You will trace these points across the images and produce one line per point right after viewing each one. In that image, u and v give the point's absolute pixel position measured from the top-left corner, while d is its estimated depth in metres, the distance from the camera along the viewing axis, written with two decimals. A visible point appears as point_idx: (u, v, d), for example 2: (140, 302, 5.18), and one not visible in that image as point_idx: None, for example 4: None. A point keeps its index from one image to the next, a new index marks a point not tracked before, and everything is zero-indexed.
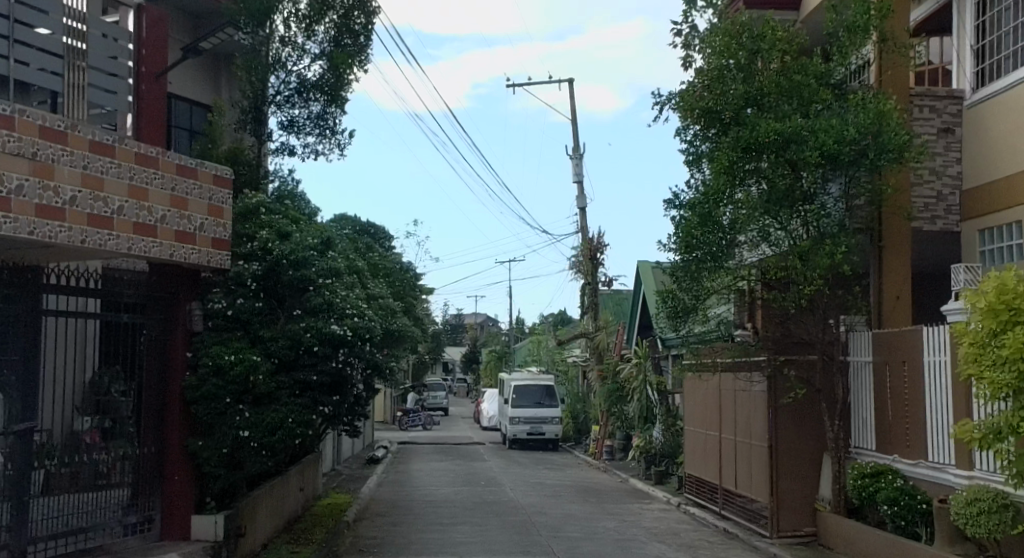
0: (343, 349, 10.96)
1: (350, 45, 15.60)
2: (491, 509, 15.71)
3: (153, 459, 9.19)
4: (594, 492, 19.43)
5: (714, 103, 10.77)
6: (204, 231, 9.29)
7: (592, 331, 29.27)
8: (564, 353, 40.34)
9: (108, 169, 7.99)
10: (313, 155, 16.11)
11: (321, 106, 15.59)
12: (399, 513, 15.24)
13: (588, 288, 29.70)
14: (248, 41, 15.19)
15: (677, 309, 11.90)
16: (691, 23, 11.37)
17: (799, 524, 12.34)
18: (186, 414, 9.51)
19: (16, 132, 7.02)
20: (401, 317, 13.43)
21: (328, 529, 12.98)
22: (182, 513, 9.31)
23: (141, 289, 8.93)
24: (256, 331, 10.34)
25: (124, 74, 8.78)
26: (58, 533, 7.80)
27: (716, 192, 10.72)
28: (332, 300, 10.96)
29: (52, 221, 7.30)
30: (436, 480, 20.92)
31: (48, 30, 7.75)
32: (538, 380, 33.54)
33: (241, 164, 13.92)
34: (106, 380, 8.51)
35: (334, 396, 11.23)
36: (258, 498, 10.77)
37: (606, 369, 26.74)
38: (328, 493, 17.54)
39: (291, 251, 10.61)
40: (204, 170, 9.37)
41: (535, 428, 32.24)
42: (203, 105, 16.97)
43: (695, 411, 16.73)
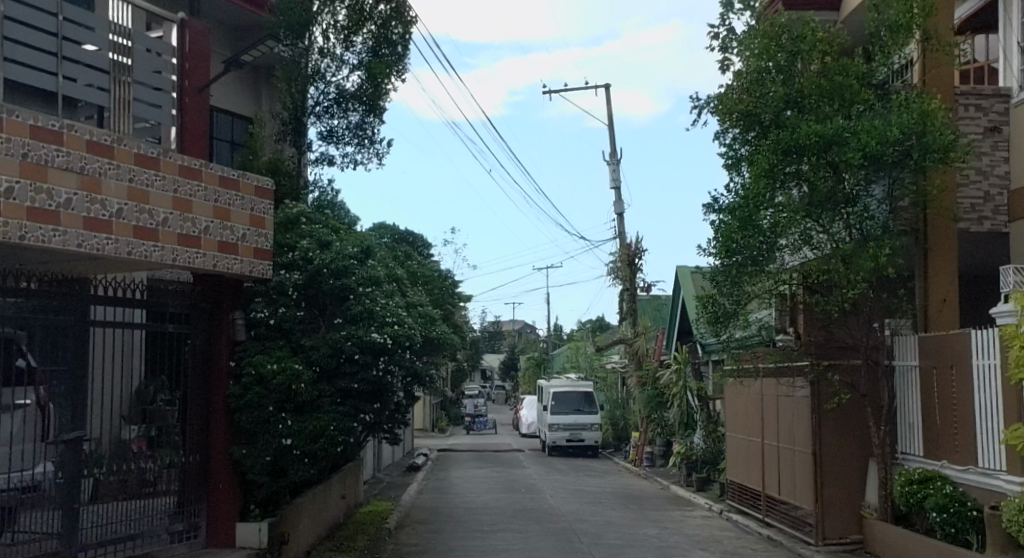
0: (383, 357, 10.74)
1: (387, 55, 15.78)
2: (531, 516, 15.67)
3: (199, 467, 9.35)
4: (635, 499, 19.32)
5: (752, 106, 10.70)
6: (247, 241, 9.40)
7: (630, 337, 29.18)
8: (603, 358, 40.26)
9: (153, 182, 8.13)
10: (353, 164, 16.23)
11: (360, 115, 15.68)
12: (440, 520, 15.27)
13: (627, 294, 29.56)
14: (289, 53, 15.40)
15: (717, 314, 11.85)
16: (728, 25, 11.29)
17: (845, 531, 12.13)
18: (230, 423, 9.63)
19: (64, 147, 7.19)
20: (441, 325, 13.34)
21: (369, 536, 13.04)
22: (225, 522, 9.43)
23: (185, 299, 9.10)
24: (298, 340, 10.37)
25: (168, 87, 8.92)
26: (108, 540, 7.97)
27: (756, 195, 10.53)
28: (372, 308, 10.67)
29: (100, 234, 7.47)
30: (476, 488, 20.92)
31: (95, 46, 7.95)
32: (576, 387, 33.45)
33: (282, 174, 14.10)
34: (152, 390, 8.68)
35: (374, 404, 10.95)
36: (300, 505, 10.84)
37: (646, 375, 26.63)
38: (370, 500, 17.62)
39: (332, 260, 10.62)
40: (246, 181, 9.48)
41: (575, 434, 32.00)
42: (244, 117, 17.20)
43: (736, 416, 16.58)
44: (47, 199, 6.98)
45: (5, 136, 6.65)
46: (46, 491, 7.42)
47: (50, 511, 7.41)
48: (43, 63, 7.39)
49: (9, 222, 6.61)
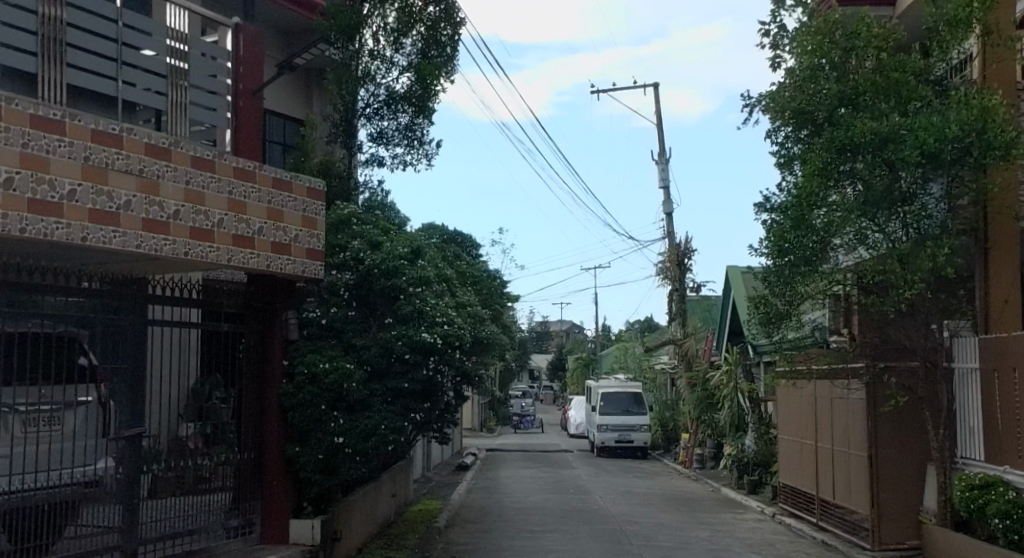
0: (433, 357, 10.68)
1: (436, 56, 15.89)
2: (580, 517, 15.64)
3: (254, 465, 9.49)
4: (685, 501, 19.16)
5: (806, 103, 10.53)
6: (299, 242, 9.53)
7: (680, 337, 28.93)
8: (652, 360, 39.99)
9: (209, 184, 8.29)
10: (402, 165, 16.36)
11: (409, 117, 15.82)
12: (489, 520, 15.33)
13: (676, 294, 29.33)
14: (340, 56, 15.54)
15: (770, 315, 11.68)
16: (779, 22, 11.14)
17: (903, 537, 11.94)
18: (283, 421, 9.78)
19: (124, 150, 7.40)
20: (490, 326, 13.34)
21: (420, 535, 13.10)
22: (279, 518, 9.57)
23: (240, 298, 9.28)
24: (349, 339, 10.44)
25: (223, 91, 9.07)
26: (167, 535, 8.15)
27: (808, 195, 10.33)
28: (423, 308, 10.66)
29: (158, 235, 7.65)
30: (524, 488, 20.93)
31: (153, 51, 8.13)
32: (625, 387, 33.27)
33: (333, 176, 14.29)
34: (208, 388, 8.87)
35: (425, 403, 10.93)
36: (352, 503, 10.94)
37: (696, 376, 26.37)
38: (420, 499, 17.74)
39: (383, 260, 10.69)
40: (298, 183, 9.60)
41: (624, 435, 31.81)
42: (296, 119, 17.42)
43: (789, 418, 16.32)
44: (107, 202, 7.20)
45: (67, 140, 6.88)
46: (105, 486, 7.61)
47: (110, 506, 7.63)
48: (103, 68, 7.60)
49: (71, 224, 6.84)
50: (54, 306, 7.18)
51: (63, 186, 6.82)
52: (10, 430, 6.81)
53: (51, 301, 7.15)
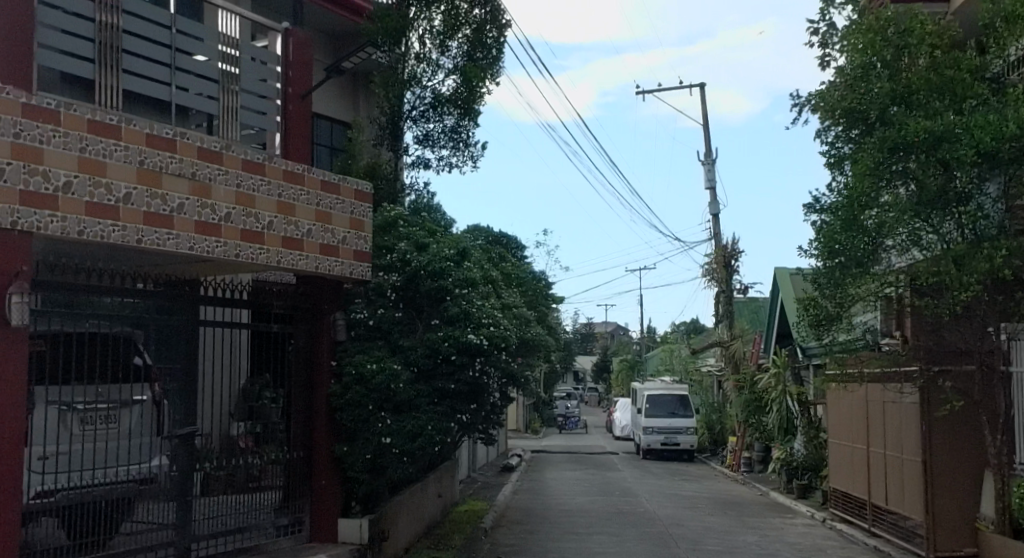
0: (479, 359, 10.53)
1: (482, 58, 15.93)
2: (627, 520, 15.57)
3: (302, 463, 9.66)
4: (733, 505, 18.94)
5: (856, 102, 10.36)
6: (347, 244, 9.63)
7: (727, 339, 28.59)
8: (699, 362, 39.63)
9: (258, 187, 8.43)
10: (448, 167, 16.43)
11: (455, 119, 15.90)
12: (535, 521, 15.34)
13: (723, 296, 29.04)
14: (386, 59, 15.65)
15: (820, 317, 11.58)
16: (828, 20, 10.97)
17: (959, 544, 11.67)
18: (332, 421, 9.87)
19: (177, 153, 7.55)
20: (536, 327, 13.32)
21: (466, 536, 13.15)
22: (328, 517, 9.69)
23: (289, 299, 9.47)
24: (396, 340, 10.46)
25: (272, 95, 9.18)
26: (218, 532, 8.30)
27: (859, 195, 10.21)
28: (468, 309, 10.52)
29: (210, 238, 7.80)
30: (570, 489, 20.91)
31: (205, 57, 8.29)
32: (671, 390, 33.05)
33: (380, 178, 14.42)
34: (257, 387, 9.03)
35: (471, 405, 10.84)
36: (399, 503, 11.02)
37: (743, 379, 26.04)
38: (466, 499, 17.82)
39: (428, 262, 10.59)
40: (346, 185, 9.70)
41: (670, 438, 31.57)
42: (343, 123, 17.61)
43: (840, 422, 16.04)
44: (162, 205, 7.36)
45: (123, 145, 7.07)
46: (160, 483, 7.77)
47: (163, 503, 7.76)
48: (158, 74, 7.76)
49: (127, 227, 7.03)
50: (110, 307, 7.34)
51: (119, 189, 7.01)
52: (68, 428, 7.01)
53: (107, 302, 7.32)
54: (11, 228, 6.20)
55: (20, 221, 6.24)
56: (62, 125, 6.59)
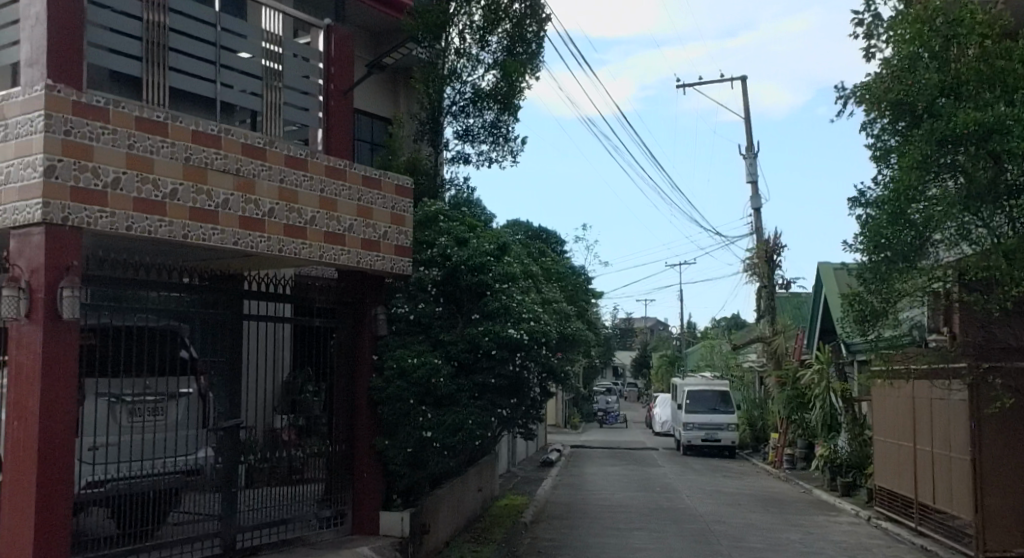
0: (520, 353, 10.53)
1: (522, 53, 15.99)
2: (667, 516, 15.47)
3: (344, 457, 9.73)
4: (776, 502, 18.73)
5: (904, 94, 10.10)
6: (388, 239, 9.68)
7: (769, 335, 28.25)
8: (739, 358, 39.25)
9: (301, 182, 8.50)
10: (488, 162, 16.45)
11: (495, 114, 15.90)
12: (575, 517, 15.30)
13: (765, 291, 28.72)
14: (426, 55, 15.70)
15: (865, 313, 11.30)
16: (874, 11, 10.78)
17: (1009, 544, 11.45)
18: (373, 415, 9.91)
19: (222, 150, 7.64)
20: (576, 322, 13.27)
21: (507, 529, 13.18)
22: (370, 511, 9.76)
23: (331, 295, 9.58)
24: (437, 335, 10.45)
25: (315, 91, 9.23)
26: (263, 523, 8.43)
27: (906, 187, 10.01)
28: (509, 304, 10.48)
29: (253, 233, 7.89)
30: (609, 485, 20.83)
31: (248, 54, 8.38)
32: (711, 386, 32.76)
33: (420, 174, 14.45)
34: (300, 381, 9.14)
35: (512, 399, 10.85)
36: (440, 497, 11.06)
37: (785, 375, 25.73)
38: (506, 494, 17.83)
39: (469, 257, 10.56)
40: (387, 180, 9.74)
41: (710, 434, 31.32)
42: (384, 119, 17.70)
43: (885, 420, 15.78)
44: (207, 201, 7.46)
45: (170, 141, 7.18)
46: (206, 475, 7.89)
47: (210, 494, 7.92)
48: (202, 71, 7.86)
49: (174, 223, 7.14)
50: (157, 302, 7.45)
51: (166, 186, 7.12)
52: (117, 420, 7.17)
53: (154, 297, 7.43)
54: (62, 223, 6.34)
55: (71, 217, 6.38)
56: (111, 123, 6.71)
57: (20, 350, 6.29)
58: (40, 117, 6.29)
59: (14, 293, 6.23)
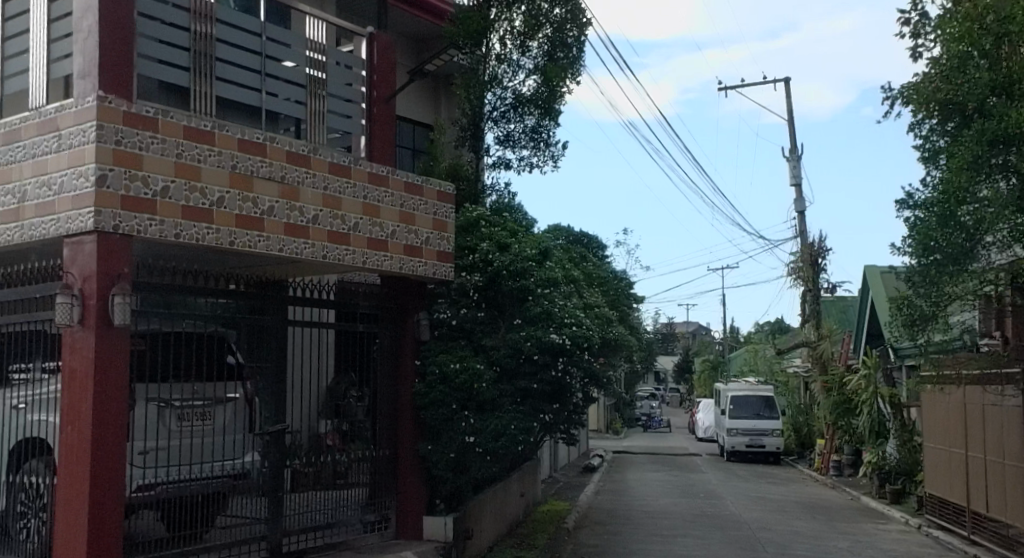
0: (562, 358, 10.47)
1: (563, 58, 15.90)
2: (712, 522, 15.33)
3: (388, 462, 9.80)
4: (823, 509, 18.45)
5: (951, 94, 10.02)
6: (430, 244, 9.73)
7: (814, 340, 27.85)
8: (784, 362, 38.74)
9: (344, 189, 8.58)
10: (529, 167, 16.46)
11: (536, 119, 15.88)
12: (619, 522, 15.22)
13: (810, 295, 28.34)
14: (468, 61, 15.77)
15: (914, 317, 11.14)
16: (921, 10, 10.60)
17: None
18: (416, 420, 9.96)
19: (267, 157, 7.74)
20: (618, 326, 13.21)
21: (550, 535, 13.12)
22: (414, 515, 9.82)
23: (374, 300, 9.67)
24: (479, 340, 10.45)
25: (358, 98, 9.31)
26: (309, 527, 8.52)
27: (956, 190, 9.76)
28: (550, 309, 10.41)
29: (298, 239, 7.99)
30: (653, 491, 20.68)
31: (293, 62, 8.49)
32: (755, 391, 32.41)
33: (461, 179, 14.49)
34: (343, 386, 9.23)
35: (553, 403, 10.85)
36: (483, 502, 11.09)
37: (831, 380, 25.35)
38: (549, 500, 17.80)
39: (510, 262, 10.38)
40: (429, 187, 9.79)
41: (755, 440, 30.95)
42: (425, 125, 17.82)
43: (935, 425, 15.50)
44: (252, 207, 7.56)
45: (217, 150, 7.29)
46: (253, 479, 7.98)
47: (256, 498, 7.99)
48: (248, 81, 7.98)
49: (220, 229, 7.25)
50: (205, 308, 7.57)
51: (213, 193, 7.23)
52: (167, 424, 7.31)
53: (202, 303, 7.54)
54: (113, 231, 6.47)
55: (121, 225, 6.51)
56: (160, 132, 6.84)
57: (73, 355, 6.43)
58: (93, 128, 6.43)
59: (68, 300, 6.37)
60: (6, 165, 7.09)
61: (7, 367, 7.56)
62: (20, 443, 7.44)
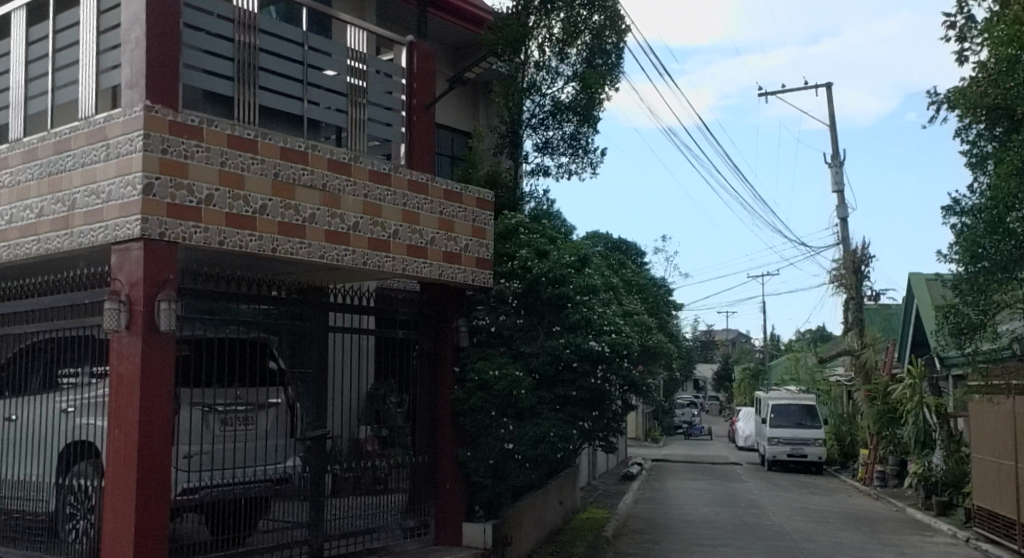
0: (602, 365, 10.37)
1: (602, 65, 15.95)
2: (753, 532, 15.15)
3: (427, 468, 9.83)
4: (868, 521, 18.14)
5: (1000, 98, 9.82)
6: (469, 251, 9.76)
7: (857, 348, 27.42)
8: (827, 371, 38.20)
9: (385, 197, 8.64)
10: (567, 174, 16.45)
11: (574, 126, 15.87)
12: (658, 531, 15.12)
13: (853, 303, 27.92)
14: (506, 69, 15.82)
15: (961, 325, 11.11)
16: (967, 13, 10.45)
17: None
18: (455, 426, 9.97)
19: (309, 165, 7.83)
20: (657, 333, 13.10)
21: (589, 543, 13.04)
22: (453, 521, 9.85)
23: (414, 307, 9.72)
24: (518, 347, 10.32)
25: (398, 107, 9.38)
26: (349, 532, 8.60)
27: (1005, 196, 9.53)
28: (590, 316, 10.25)
29: (339, 246, 8.06)
30: (693, 500, 20.50)
31: (335, 71, 8.57)
32: (797, 399, 31.99)
33: (500, 187, 14.51)
34: (383, 392, 9.29)
35: (593, 411, 10.69)
36: (521, 509, 11.08)
37: (875, 389, 24.94)
38: (588, 508, 17.73)
39: (550, 269, 10.26)
40: (468, 194, 9.83)
41: (797, 449, 30.54)
42: (463, 132, 17.91)
43: (982, 435, 15.19)
44: (294, 215, 7.65)
45: (260, 158, 7.39)
46: (294, 483, 8.05)
47: (298, 503, 8.06)
48: (290, 90, 8.08)
49: (262, 236, 7.35)
50: (248, 314, 7.67)
51: (256, 201, 7.33)
52: (211, 428, 7.39)
53: (245, 309, 7.64)
54: (159, 238, 6.58)
55: (167, 232, 6.62)
56: (205, 141, 6.94)
57: (120, 361, 6.55)
58: (140, 137, 6.56)
59: (116, 306, 6.51)
60: (57, 174, 7.25)
61: (57, 372, 7.72)
62: (68, 446, 7.59)
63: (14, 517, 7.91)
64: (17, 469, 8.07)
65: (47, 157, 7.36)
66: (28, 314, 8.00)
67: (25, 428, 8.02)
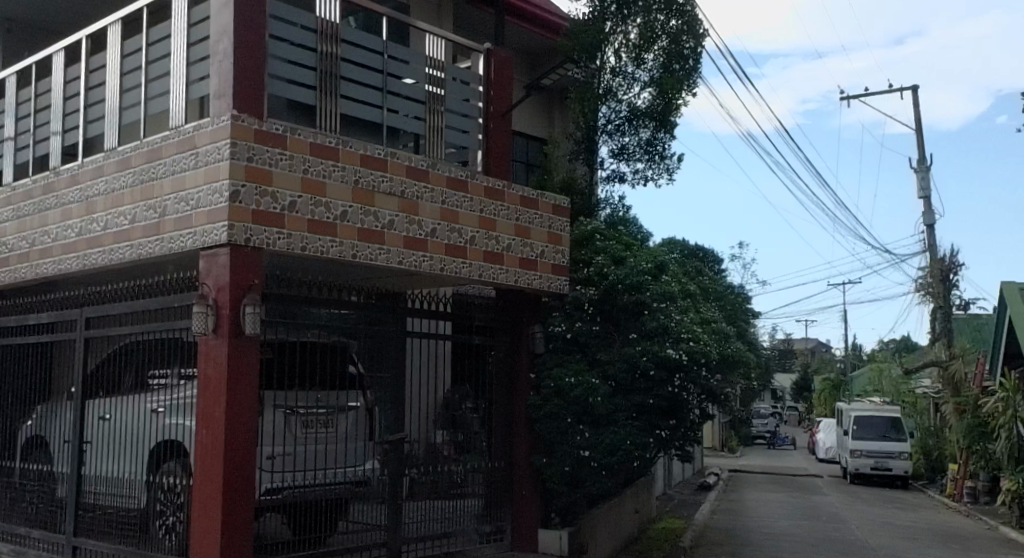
0: (679, 374, 10.07)
1: (679, 69, 15.65)
2: (835, 547, 14.73)
3: (502, 473, 9.84)
4: (958, 538, 17.46)
5: None
6: (545, 257, 9.77)
7: (945, 360, 26.45)
8: (912, 382, 36.95)
9: (462, 203, 8.70)
10: (643, 180, 16.33)
11: (651, 131, 15.77)
12: (737, 543, 14.84)
13: (941, 312, 26.98)
14: (582, 75, 15.78)
15: None
16: None
17: None
18: (531, 432, 10.00)
19: (388, 172, 7.94)
20: (736, 342, 12.82)
21: (666, 553, 12.85)
22: (529, 527, 9.89)
23: (490, 313, 9.84)
24: (594, 354, 10.15)
25: (475, 114, 9.46)
26: (426, 536, 8.70)
27: None
28: (667, 323, 9.96)
29: (417, 252, 8.16)
30: (772, 512, 20.08)
31: (413, 80, 8.68)
32: (881, 411, 31.03)
33: (575, 193, 14.48)
34: (458, 397, 9.35)
35: (670, 419, 10.38)
36: (597, 516, 10.99)
37: (965, 401, 24.06)
38: (664, 517, 17.51)
39: (626, 275, 10.04)
40: (544, 200, 9.82)
41: (880, 463, 29.63)
42: (539, 139, 17.95)
43: None
44: (374, 221, 7.77)
45: (341, 165, 7.53)
46: (372, 486, 8.14)
47: (377, 505, 8.17)
48: (370, 98, 8.22)
49: (344, 242, 7.49)
50: (325, 318, 7.84)
51: (337, 208, 7.46)
52: (293, 430, 7.54)
53: (323, 314, 7.81)
54: (245, 244, 6.76)
55: (252, 238, 6.79)
56: (288, 149, 7.11)
57: (208, 363, 6.74)
58: (226, 146, 6.76)
59: (204, 310, 6.70)
60: (149, 182, 7.52)
61: (147, 373, 7.98)
62: (158, 446, 7.86)
63: (107, 513, 8.20)
64: (110, 465, 8.37)
65: (140, 166, 7.65)
66: (121, 316, 8.31)
67: (118, 426, 8.31)
